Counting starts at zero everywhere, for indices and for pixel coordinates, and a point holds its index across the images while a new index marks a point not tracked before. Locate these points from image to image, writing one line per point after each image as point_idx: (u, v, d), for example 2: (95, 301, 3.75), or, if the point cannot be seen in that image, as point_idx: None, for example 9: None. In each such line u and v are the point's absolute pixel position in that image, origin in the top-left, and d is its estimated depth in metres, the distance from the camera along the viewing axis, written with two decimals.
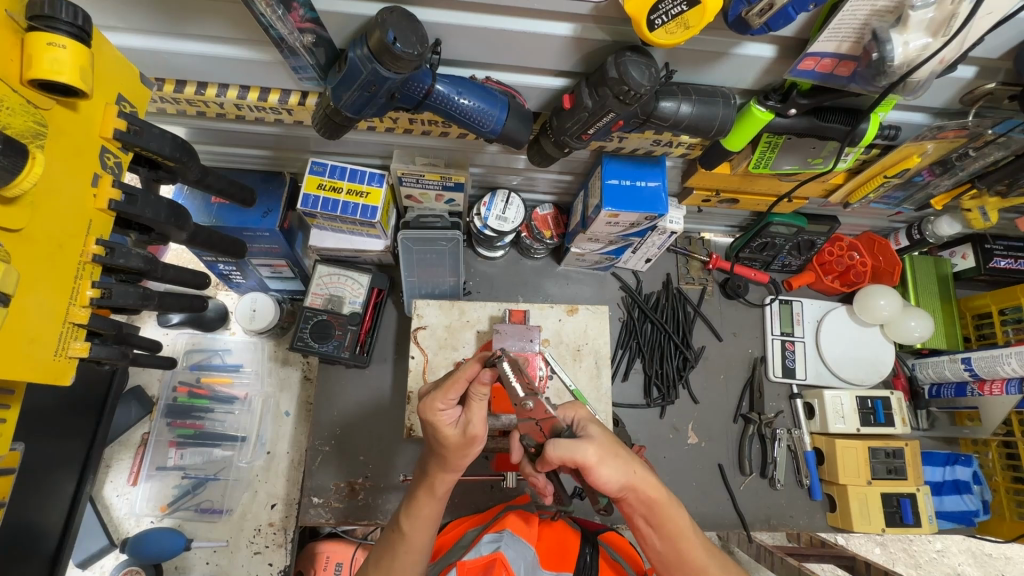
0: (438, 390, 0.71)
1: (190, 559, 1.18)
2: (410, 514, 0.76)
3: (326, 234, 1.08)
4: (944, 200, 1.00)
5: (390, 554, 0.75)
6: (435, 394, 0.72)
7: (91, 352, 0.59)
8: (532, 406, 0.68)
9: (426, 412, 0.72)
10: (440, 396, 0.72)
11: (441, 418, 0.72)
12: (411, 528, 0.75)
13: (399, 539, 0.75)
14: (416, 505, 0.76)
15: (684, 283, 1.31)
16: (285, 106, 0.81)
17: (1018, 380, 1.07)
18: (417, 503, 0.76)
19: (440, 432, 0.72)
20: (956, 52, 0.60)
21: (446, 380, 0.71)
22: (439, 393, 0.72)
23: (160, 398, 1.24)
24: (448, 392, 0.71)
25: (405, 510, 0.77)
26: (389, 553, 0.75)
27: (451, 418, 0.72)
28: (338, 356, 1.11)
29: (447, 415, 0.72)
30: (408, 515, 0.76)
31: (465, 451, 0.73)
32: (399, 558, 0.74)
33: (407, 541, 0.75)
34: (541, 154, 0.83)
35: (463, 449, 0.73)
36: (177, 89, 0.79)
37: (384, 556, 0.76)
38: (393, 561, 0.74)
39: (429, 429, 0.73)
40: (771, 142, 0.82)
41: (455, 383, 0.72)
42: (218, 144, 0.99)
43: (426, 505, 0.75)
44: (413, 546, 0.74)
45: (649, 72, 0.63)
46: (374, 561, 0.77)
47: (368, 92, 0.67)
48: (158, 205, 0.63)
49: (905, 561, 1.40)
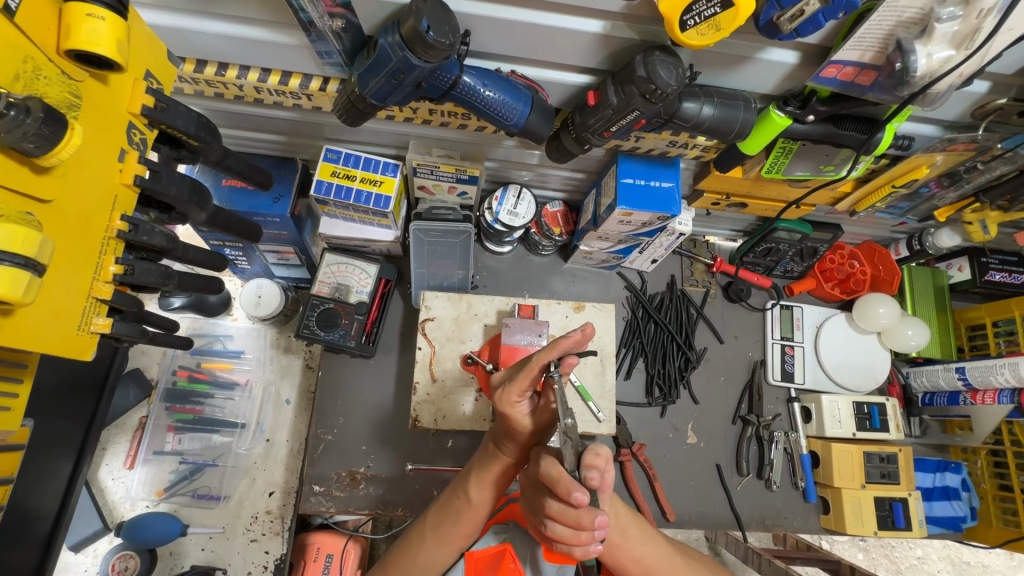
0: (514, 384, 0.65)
1: (185, 545, 1.17)
2: (480, 483, 0.75)
3: (337, 222, 1.08)
4: (947, 212, 1.02)
5: (452, 520, 0.76)
6: (508, 387, 0.66)
7: (113, 328, 0.58)
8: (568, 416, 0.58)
9: (500, 404, 0.67)
10: (514, 390, 0.66)
11: (517, 410, 0.67)
12: (479, 497, 0.75)
13: (464, 505, 0.76)
14: (489, 474, 0.75)
15: (688, 285, 1.32)
16: (306, 91, 0.81)
17: (1010, 390, 1.09)
18: (491, 475, 0.75)
19: (517, 423, 0.68)
20: (976, 66, 0.61)
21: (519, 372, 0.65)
22: (512, 386, 0.66)
23: (160, 381, 1.23)
24: (520, 386, 0.65)
25: (474, 479, 0.76)
26: (451, 518, 0.76)
27: (526, 407, 0.68)
28: (344, 345, 1.11)
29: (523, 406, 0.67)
30: (478, 485, 0.75)
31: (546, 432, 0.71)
32: (461, 524, 0.76)
33: (472, 508, 0.75)
34: (560, 150, 0.84)
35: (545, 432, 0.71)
36: (197, 69, 0.79)
37: (442, 520, 0.77)
38: (455, 525, 0.76)
39: (506, 419, 0.69)
40: (785, 147, 0.84)
41: (528, 377, 0.65)
42: (232, 127, 0.98)
43: (499, 476, 0.75)
44: (477, 513, 0.76)
45: (676, 72, 0.64)
46: (433, 525, 0.77)
47: (395, 80, 0.68)
48: (181, 184, 0.63)
49: (886, 566, 1.43)
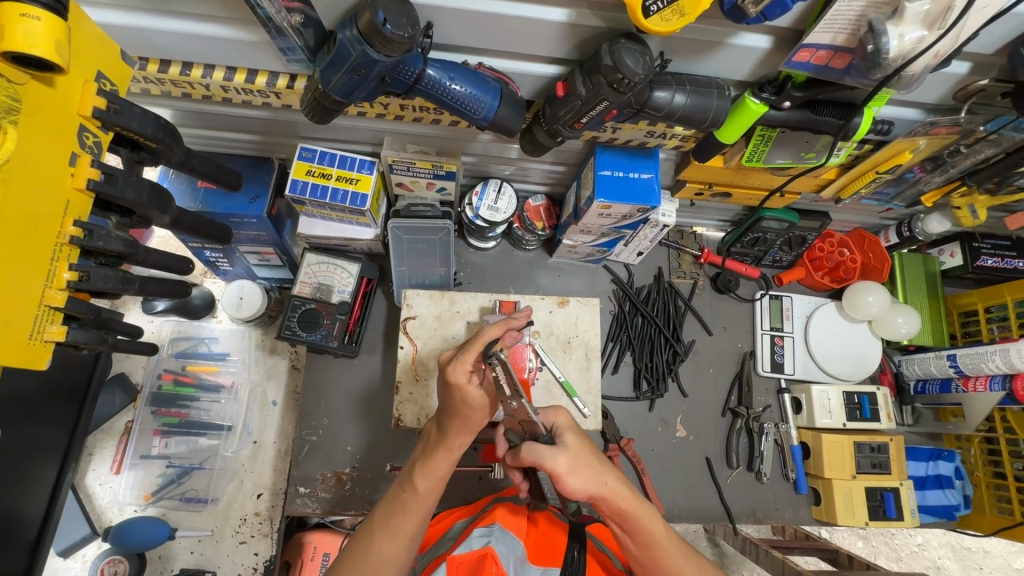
0: (466, 350, 0.73)
1: (174, 549, 1.17)
2: (425, 472, 0.77)
3: (316, 222, 1.07)
4: (934, 197, 1.01)
5: (400, 513, 0.77)
6: (462, 355, 0.73)
7: (68, 336, 0.57)
8: (514, 405, 0.71)
9: (452, 374, 0.72)
10: (468, 357, 0.73)
11: (467, 383, 0.73)
12: (425, 487, 0.77)
13: (411, 497, 0.77)
14: (433, 464, 0.78)
15: (676, 277, 1.31)
16: (273, 89, 0.79)
17: (1001, 376, 1.07)
18: (434, 463, 0.78)
19: (467, 394, 0.73)
20: (951, 46, 0.60)
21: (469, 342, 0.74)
22: (465, 354, 0.73)
23: (144, 386, 1.23)
24: (473, 354, 0.73)
25: (419, 469, 0.78)
26: (400, 510, 0.77)
27: (477, 382, 0.74)
28: (326, 345, 1.10)
29: (473, 377, 0.73)
30: (423, 475, 0.78)
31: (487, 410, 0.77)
32: (409, 515, 0.76)
33: (419, 498, 0.77)
34: (534, 143, 0.82)
35: (486, 410, 0.76)
36: (161, 69, 0.77)
37: (390, 515, 0.77)
38: (404, 518, 0.76)
39: (452, 394, 0.74)
40: (764, 135, 0.82)
41: (481, 345, 0.74)
42: (205, 128, 0.97)
43: (443, 463, 0.78)
44: (424, 504, 0.77)
45: (643, 60, 0.63)
46: (381, 519, 0.77)
47: (358, 75, 0.66)
48: (140, 187, 0.62)
49: (886, 554, 1.43)
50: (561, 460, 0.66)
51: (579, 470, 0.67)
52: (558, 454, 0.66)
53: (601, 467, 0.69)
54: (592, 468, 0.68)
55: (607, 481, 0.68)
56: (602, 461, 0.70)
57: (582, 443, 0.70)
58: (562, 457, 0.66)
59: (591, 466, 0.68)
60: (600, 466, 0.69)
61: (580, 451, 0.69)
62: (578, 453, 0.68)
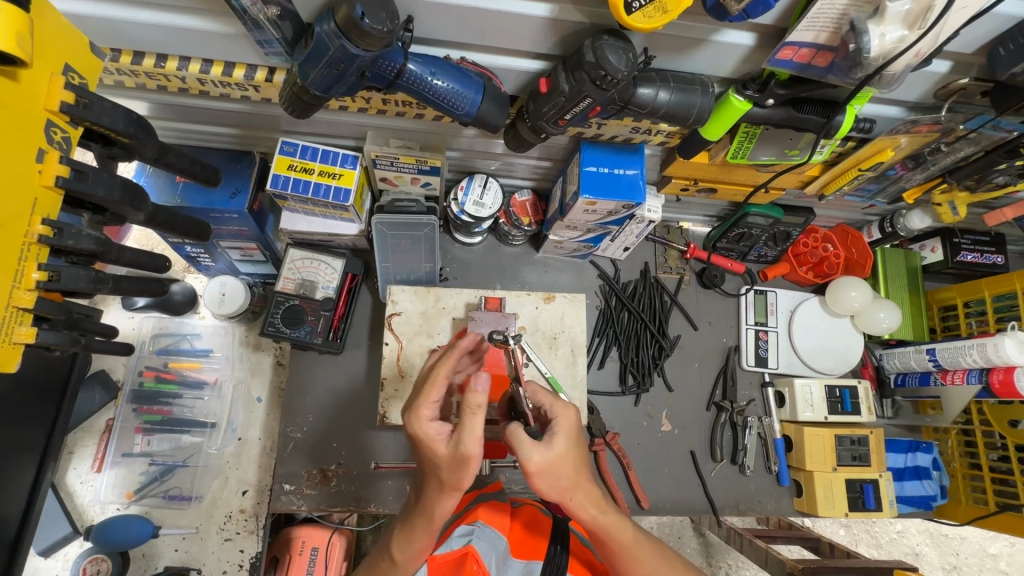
0: (421, 395, 0.70)
1: (158, 546, 1.16)
2: (401, 543, 0.76)
3: (298, 217, 1.05)
4: (915, 194, 1.01)
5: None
6: (420, 402, 0.70)
7: (39, 337, 0.56)
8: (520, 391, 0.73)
9: (413, 426, 0.70)
10: (425, 403, 0.70)
11: (428, 429, 0.69)
12: (402, 558, 0.76)
13: (390, 564, 0.78)
14: (410, 536, 0.76)
15: (662, 272, 1.31)
16: (251, 82, 0.78)
17: (978, 370, 1.09)
18: (412, 536, 0.75)
19: (432, 449, 0.69)
20: (931, 45, 0.60)
21: (430, 381, 0.71)
22: (422, 401, 0.70)
23: (125, 382, 1.20)
24: (433, 396, 0.70)
25: (398, 540, 0.77)
26: (382, 574, 0.78)
27: (439, 432, 0.69)
28: (311, 342, 1.09)
29: (433, 425, 0.69)
30: (402, 546, 0.76)
31: (464, 475, 0.67)
32: None
33: (397, 568, 0.77)
34: (517, 139, 0.82)
35: (458, 473, 0.67)
36: (134, 61, 0.75)
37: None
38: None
39: (420, 447, 0.71)
40: (749, 132, 0.82)
41: (436, 387, 0.71)
42: (183, 121, 0.95)
43: (420, 538, 0.75)
44: (404, 572, 0.77)
45: (626, 56, 0.62)
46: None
47: (336, 70, 0.65)
48: (112, 184, 0.60)
49: (867, 542, 1.46)
50: (534, 461, 0.66)
51: (548, 474, 0.67)
52: (534, 454, 0.66)
53: (576, 480, 0.68)
54: (565, 479, 0.68)
55: (576, 490, 0.69)
56: (581, 471, 0.69)
57: (570, 450, 0.68)
58: (537, 458, 0.66)
59: (565, 477, 0.68)
60: (575, 478, 0.68)
61: (561, 459, 0.67)
62: (557, 460, 0.67)
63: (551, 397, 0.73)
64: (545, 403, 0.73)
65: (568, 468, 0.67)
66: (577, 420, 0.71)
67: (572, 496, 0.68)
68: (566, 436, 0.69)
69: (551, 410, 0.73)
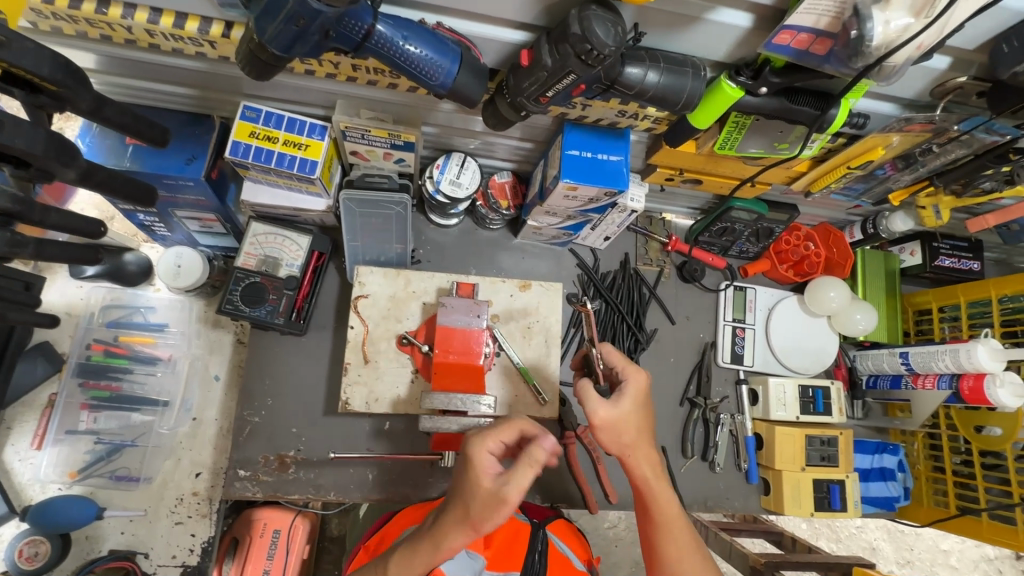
0: (491, 430, 0.65)
1: (102, 529, 1.11)
2: (399, 560, 0.68)
3: (261, 188, 0.98)
4: (902, 195, 0.99)
5: None
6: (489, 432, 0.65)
7: None
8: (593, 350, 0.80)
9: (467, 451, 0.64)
10: (494, 436, 0.65)
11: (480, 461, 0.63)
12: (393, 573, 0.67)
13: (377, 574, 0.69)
14: (411, 553, 0.67)
15: (642, 264, 1.28)
16: (206, 37, 0.71)
17: (949, 375, 1.09)
18: (414, 555, 0.67)
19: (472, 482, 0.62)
20: (935, 38, 0.57)
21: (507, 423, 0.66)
22: (492, 432, 0.65)
23: (70, 355, 1.13)
24: (503, 433, 0.65)
25: (398, 555, 0.68)
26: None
27: (494, 471, 0.62)
28: (272, 322, 1.04)
29: (490, 462, 0.63)
30: (399, 561, 0.68)
31: (491, 517, 0.61)
32: None
33: None
34: (496, 116, 0.77)
35: (485, 512, 0.61)
36: (72, 4, 0.67)
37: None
38: None
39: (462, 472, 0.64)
40: (738, 122, 0.78)
41: (512, 428, 0.66)
42: (134, 78, 0.87)
43: (421, 561, 0.66)
44: None
45: (615, 30, 0.57)
46: None
47: (296, 26, 0.58)
48: (34, 136, 0.54)
49: (827, 536, 1.48)
50: (599, 413, 0.73)
51: (607, 428, 0.73)
52: (599, 406, 0.73)
53: (638, 436, 0.74)
54: (627, 436, 0.74)
55: (635, 447, 0.74)
56: (642, 432, 0.75)
57: (634, 409, 0.74)
58: (602, 411, 0.73)
59: (627, 432, 0.74)
60: (636, 435, 0.74)
61: (626, 416, 0.73)
62: (621, 415, 0.73)
63: (624, 359, 0.78)
64: (617, 365, 0.78)
65: (630, 426, 0.74)
66: (639, 383, 0.76)
67: (628, 451, 0.74)
68: (632, 397, 0.75)
69: (622, 371, 0.78)
